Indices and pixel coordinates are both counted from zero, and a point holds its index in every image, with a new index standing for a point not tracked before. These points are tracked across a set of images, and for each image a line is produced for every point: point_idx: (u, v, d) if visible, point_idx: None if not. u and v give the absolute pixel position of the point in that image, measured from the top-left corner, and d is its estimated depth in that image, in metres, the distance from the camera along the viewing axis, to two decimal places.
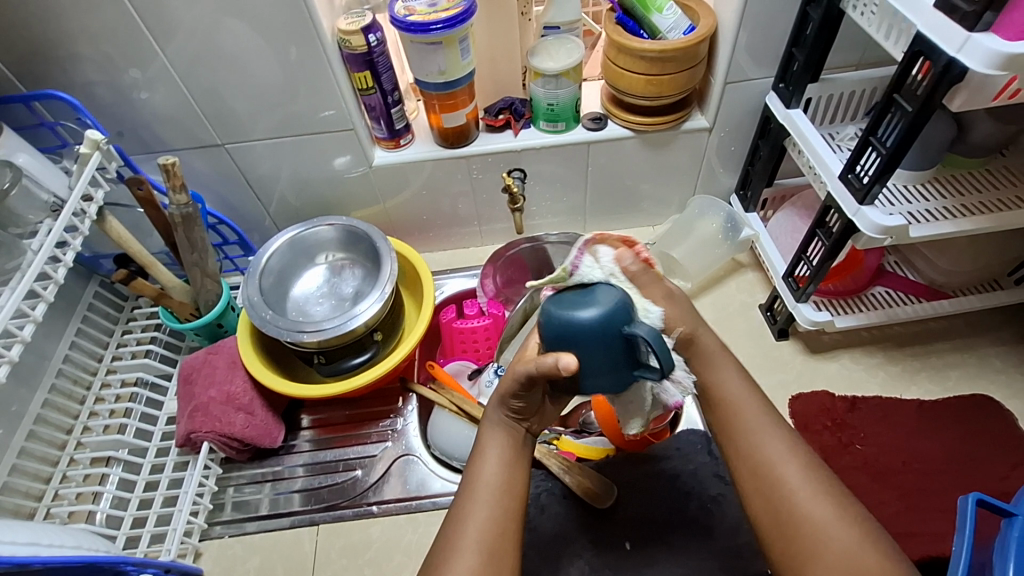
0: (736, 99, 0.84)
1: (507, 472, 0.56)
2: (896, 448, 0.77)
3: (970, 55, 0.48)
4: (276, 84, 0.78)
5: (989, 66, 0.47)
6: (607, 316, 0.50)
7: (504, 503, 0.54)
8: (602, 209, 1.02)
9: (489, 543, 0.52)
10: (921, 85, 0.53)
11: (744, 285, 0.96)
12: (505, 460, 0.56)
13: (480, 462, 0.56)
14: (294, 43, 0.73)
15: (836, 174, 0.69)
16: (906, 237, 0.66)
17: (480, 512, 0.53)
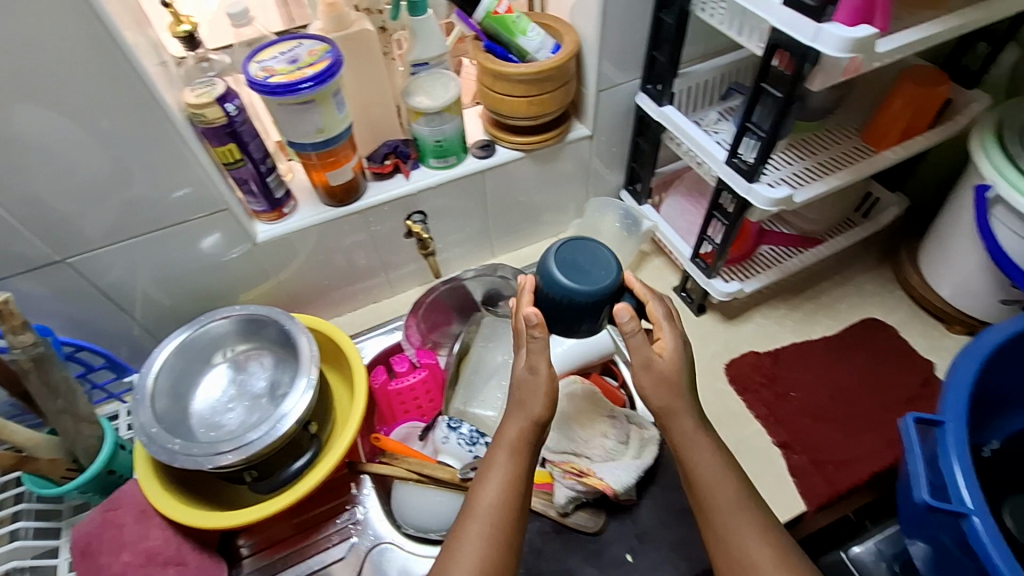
0: (609, 105, 0.88)
1: (508, 504, 0.56)
2: (822, 386, 0.86)
3: (824, 43, 0.53)
4: (116, 173, 0.65)
5: (841, 51, 0.53)
6: (586, 292, 0.58)
7: (503, 532, 0.55)
8: (506, 230, 1.01)
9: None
10: (785, 73, 0.59)
11: (654, 271, 1.01)
12: (509, 488, 0.57)
13: (483, 487, 0.57)
14: (129, 124, 0.62)
15: (722, 160, 0.74)
16: (792, 202, 0.73)
17: (476, 535, 0.55)
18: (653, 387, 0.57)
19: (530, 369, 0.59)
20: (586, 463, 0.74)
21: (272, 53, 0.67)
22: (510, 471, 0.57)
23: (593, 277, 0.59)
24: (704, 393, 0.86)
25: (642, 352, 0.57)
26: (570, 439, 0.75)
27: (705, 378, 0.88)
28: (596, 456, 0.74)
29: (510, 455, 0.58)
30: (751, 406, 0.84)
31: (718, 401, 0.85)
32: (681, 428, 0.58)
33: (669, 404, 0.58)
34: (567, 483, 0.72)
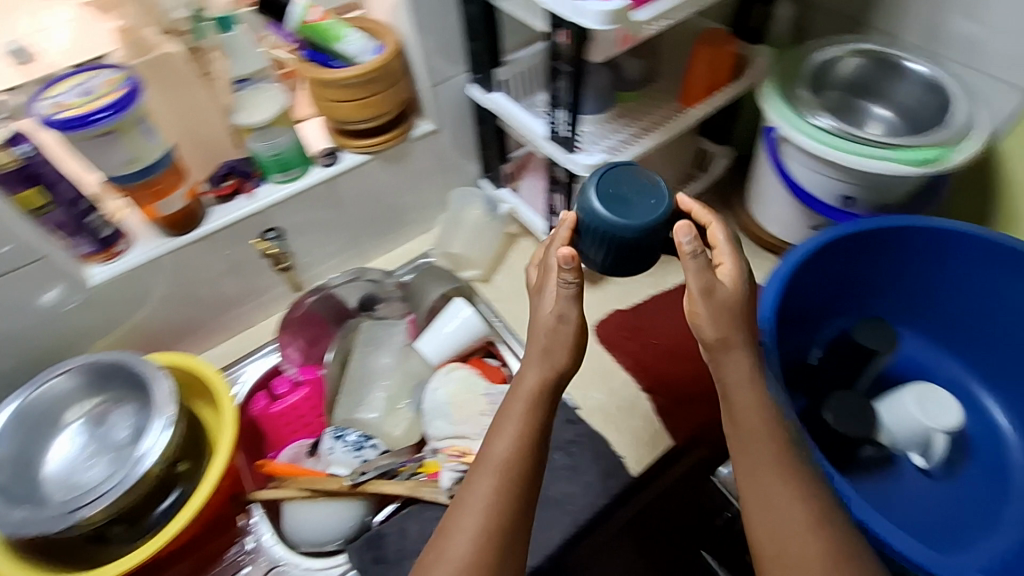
0: (446, 98, 0.90)
1: (519, 459, 0.58)
2: (683, 331, 0.93)
3: (587, 17, 0.57)
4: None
5: (603, 23, 0.56)
6: (627, 225, 0.63)
7: (514, 486, 0.57)
8: (374, 233, 1.01)
9: (486, 537, 0.55)
10: (569, 48, 0.63)
11: (523, 251, 1.05)
12: (520, 440, 0.59)
13: (495, 442, 0.59)
14: None
15: (543, 137, 0.78)
16: (612, 166, 0.77)
17: (484, 489, 0.57)
18: (711, 315, 0.56)
19: (553, 314, 0.60)
20: (466, 443, 0.78)
21: (64, 88, 0.65)
22: (523, 425, 0.60)
23: (635, 211, 0.64)
24: None
25: (705, 274, 0.57)
26: (450, 424, 0.80)
27: None
28: (475, 435, 0.79)
29: (525, 409, 0.60)
30: (620, 359, 0.90)
31: (592, 361, 0.91)
32: (737, 382, 0.57)
33: (724, 337, 0.56)
34: (452, 466, 0.77)
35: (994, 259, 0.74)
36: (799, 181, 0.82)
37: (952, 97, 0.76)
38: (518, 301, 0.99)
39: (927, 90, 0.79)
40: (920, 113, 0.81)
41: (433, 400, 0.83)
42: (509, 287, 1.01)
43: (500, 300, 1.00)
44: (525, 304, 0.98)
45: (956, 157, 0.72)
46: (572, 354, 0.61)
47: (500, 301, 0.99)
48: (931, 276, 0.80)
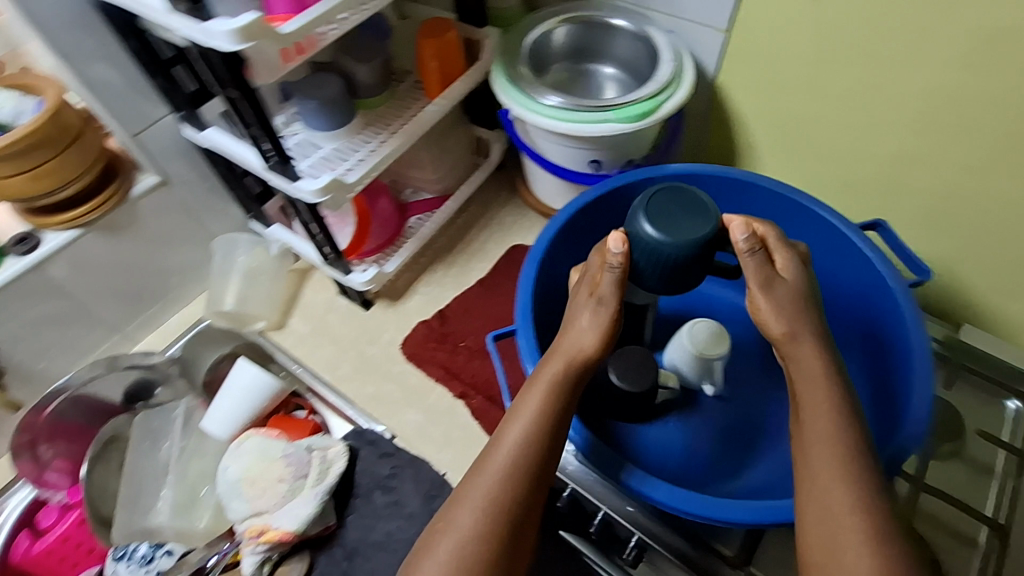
0: (159, 146, 0.79)
1: (529, 448, 0.55)
2: (491, 324, 0.91)
3: (218, 39, 0.51)
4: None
5: (237, 42, 0.51)
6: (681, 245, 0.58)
7: (528, 471, 0.55)
8: (131, 310, 0.89)
9: (491, 516, 0.52)
10: (220, 69, 0.56)
11: (319, 285, 0.95)
12: (539, 420, 0.56)
13: (513, 422, 0.57)
14: None
15: (262, 167, 0.71)
16: (346, 185, 0.72)
17: (496, 466, 0.54)
18: (774, 308, 0.56)
19: (591, 311, 0.59)
20: (266, 518, 0.71)
21: None
22: (543, 404, 0.57)
23: (684, 229, 0.58)
24: (389, 384, 0.86)
25: (763, 276, 0.57)
26: (246, 502, 0.72)
27: (386, 368, 0.87)
28: (273, 506, 0.71)
29: (546, 395, 0.57)
30: (429, 371, 0.86)
31: (402, 384, 0.86)
32: (804, 367, 0.54)
33: (790, 329, 0.56)
34: (251, 550, 0.70)
35: (722, 194, 0.77)
36: (550, 156, 0.83)
37: (656, 45, 0.79)
38: (320, 342, 0.90)
39: (635, 41, 0.82)
40: (636, 65, 0.85)
41: (226, 480, 0.74)
42: (308, 329, 0.91)
43: (300, 346, 0.90)
44: (325, 342, 0.90)
45: (668, 104, 0.76)
46: (600, 338, 0.58)
47: (299, 347, 0.90)
48: (749, 224, 0.79)
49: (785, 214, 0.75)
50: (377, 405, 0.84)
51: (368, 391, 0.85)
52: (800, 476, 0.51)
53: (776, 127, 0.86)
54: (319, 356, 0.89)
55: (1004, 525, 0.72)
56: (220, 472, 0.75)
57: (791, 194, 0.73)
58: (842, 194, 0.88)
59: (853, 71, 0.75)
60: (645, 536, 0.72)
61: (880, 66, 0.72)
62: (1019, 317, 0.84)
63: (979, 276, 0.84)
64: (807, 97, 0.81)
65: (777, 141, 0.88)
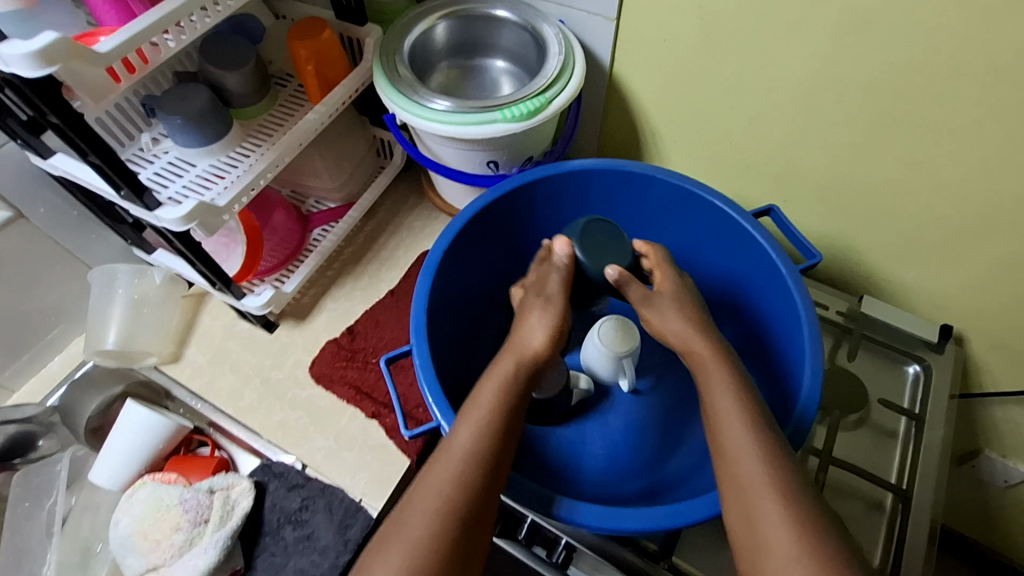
0: (4, 178, 0.71)
1: (485, 443, 0.54)
2: (404, 336, 0.88)
3: (17, 65, 0.46)
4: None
5: (39, 68, 0.46)
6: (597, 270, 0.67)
7: (482, 471, 0.53)
8: (1, 356, 0.81)
9: (443, 518, 0.50)
10: (31, 97, 0.50)
11: (217, 309, 0.90)
12: (490, 421, 0.55)
13: (464, 422, 0.56)
14: None
15: (117, 195, 0.64)
16: (216, 209, 0.67)
17: (449, 467, 0.53)
18: (660, 317, 0.65)
19: (534, 316, 0.64)
20: (163, 571, 0.67)
21: None
22: (495, 404, 0.57)
23: (605, 262, 0.68)
24: (297, 410, 0.81)
25: (644, 298, 0.67)
26: (140, 556, 0.68)
27: (292, 393, 0.82)
28: (170, 558, 0.67)
29: (499, 392, 0.58)
30: (339, 393, 0.82)
31: (312, 408, 0.81)
32: (712, 366, 0.59)
33: (684, 340, 0.63)
34: None
35: (615, 185, 0.76)
36: (445, 159, 0.80)
37: (541, 36, 0.77)
38: (220, 370, 0.84)
39: (521, 32, 0.79)
40: (524, 56, 0.82)
41: (116, 534, 0.69)
42: (208, 359, 0.85)
43: (196, 380, 0.83)
44: (226, 370, 0.84)
45: (557, 100, 0.73)
46: (547, 338, 0.62)
47: (197, 380, 0.83)
48: (641, 217, 0.79)
49: (677, 204, 0.75)
50: (283, 435, 0.79)
51: (276, 419, 0.80)
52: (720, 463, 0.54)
53: (676, 113, 0.85)
54: (221, 386, 0.83)
55: (906, 489, 0.74)
56: (111, 525, 0.70)
57: (682, 180, 0.73)
58: (743, 175, 0.88)
59: (728, 54, 0.75)
60: (572, 538, 0.71)
61: (759, 49, 0.72)
62: (915, 285, 0.86)
63: (875, 248, 0.85)
64: (693, 82, 0.80)
65: (672, 126, 0.87)
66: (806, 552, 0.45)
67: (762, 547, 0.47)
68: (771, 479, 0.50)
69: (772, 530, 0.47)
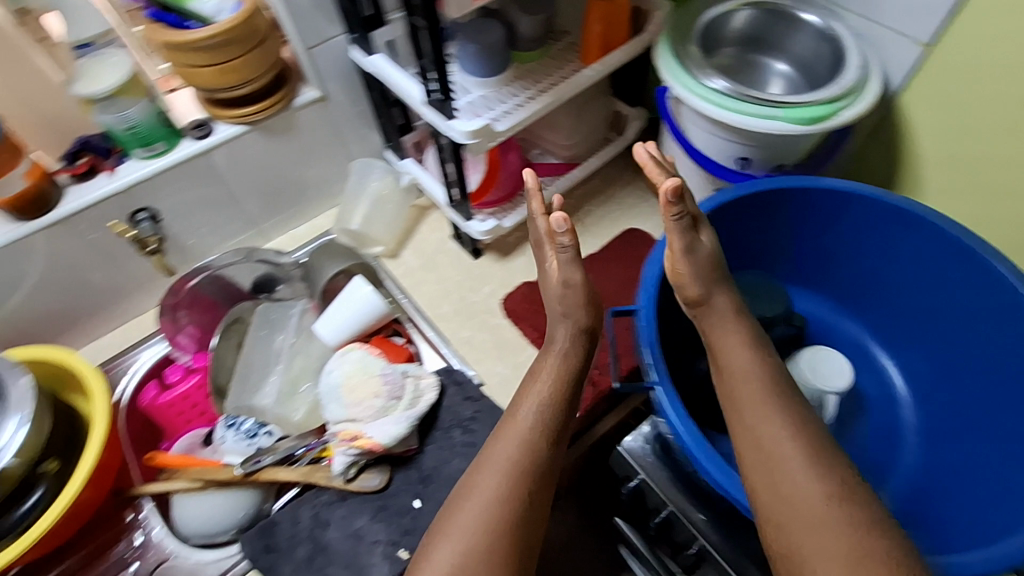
0: (328, 63, 0.84)
1: (541, 417, 0.63)
2: (590, 299, 0.91)
3: None
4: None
5: None
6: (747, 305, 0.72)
7: (533, 443, 0.61)
8: (269, 211, 0.96)
9: (507, 480, 0.59)
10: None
11: (434, 224, 1.01)
12: (543, 399, 0.64)
13: (524, 401, 0.64)
14: None
15: (421, 100, 0.73)
16: (496, 133, 0.73)
17: (510, 443, 0.61)
18: (694, 272, 0.62)
19: (564, 283, 0.70)
20: (359, 426, 0.75)
21: None
22: (551, 385, 0.65)
23: (756, 302, 0.72)
24: (482, 332, 0.88)
25: (687, 245, 0.61)
26: (343, 406, 0.77)
27: (484, 316, 0.90)
28: (368, 417, 0.75)
29: (552, 377, 0.66)
30: (525, 331, 0.88)
31: (496, 336, 0.88)
32: (732, 357, 0.59)
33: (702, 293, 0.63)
34: (341, 450, 0.74)
35: (886, 221, 0.72)
36: (697, 146, 0.80)
37: (843, 47, 0.73)
38: (426, 278, 0.95)
39: (818, 40, 0.76)
40: (812, 65, 0.78)
41: (329, 380, 0.79)
42: (418, 263, 0.96)
43: (408, 277, 0.95)
44: (431, 279, 0.94)
45: (844, 113, 0.70)
46: (580, 327, 0.70)
47: (407, 278, 0.95)
48: (892, 259, 0.74)
49: (945, 257, 0.69)
50: (468, 349, 0.87)
51: (464, 335, 0.88)
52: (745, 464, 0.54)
53: (955, 158, 0.78)
54: (425, 291, 0.93)
55: None
56: (324, 374, 0.80)
57: (960, 233, 0.66)
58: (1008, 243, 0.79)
59: None
60: (708, 545, 0.68)
61: None
62: None
63: None
64: (1000, 131, 0.72)
65: (944, 175, 0.80)
66: (830, 501, 0.49)
67: (786, 506, 0.50)
68: (792, 448, 0.52)
69: (795, 483, 0.51)
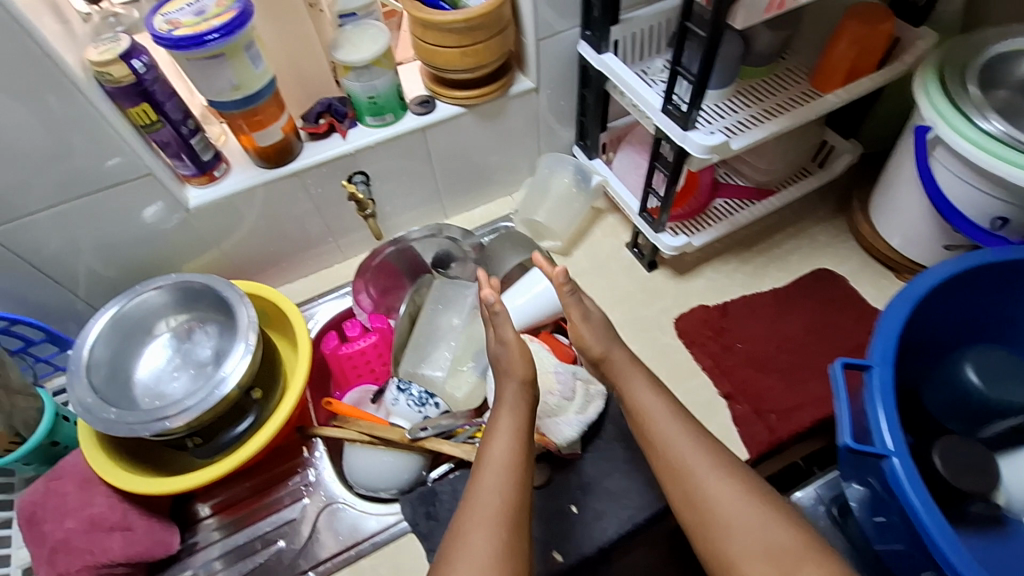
0: (553, 55, 0.84)
1: (513, 453, 0.62)
2: (769, 336, 0.86)
3: None
4: (37, 131, 0.62)
5: None
6: (992, 386, 0.65)
7: (516, 483, 0.60)
8: (455, 189, 0.99)
9: (502, 524, 0.56)
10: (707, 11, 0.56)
11: (608, 229, 0.99)
12: (513, 442, 0.63)
13: (495, 442, 0.63)
14: (50, 99, 0.61)
15: (658, 107, 0.71)
16: (730, 151, 0.69)
17: (495, 483, 0.59)
18: (591, 334, 0.71)
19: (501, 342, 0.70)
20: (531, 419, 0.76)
21: (180, 5, 0.63)
22: (515, 426, 0.65)
23: (1004, 385, 0.65)
24: (651, 349, 0.86)
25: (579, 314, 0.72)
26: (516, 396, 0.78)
27: (654, 333, 0.88)
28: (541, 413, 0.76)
29: (513, 424, 0.65)
30: (698, 357, 0.85)
31: (666, 356, 0.85)
32: (663, 427, 0.63)
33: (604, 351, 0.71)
34: None
35: None
36: (942, 195, 0.72)
37: None
38: (596, 282, 0.94)
39: None
40: None
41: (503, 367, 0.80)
42: (590, 266, 0.96)
43: (578, 277, 0.95)
44: (602, 284, 0.93)
45: None
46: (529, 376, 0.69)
47: (578, 279, 0.94)
48: None
49: None
50: None
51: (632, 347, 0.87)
52: (708, 522, 0.57)
53: None
54: (595, 295, 0.92)
55: None
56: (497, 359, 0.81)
57: None
58: None
59: None
60: None
61: None
62: None
63: None
64: None
65: None
66: (796, 543, 0.54)
67: (731, 547, 0.55)
68: (750, 504, 0.57)
69: (722, 510, 0.57)
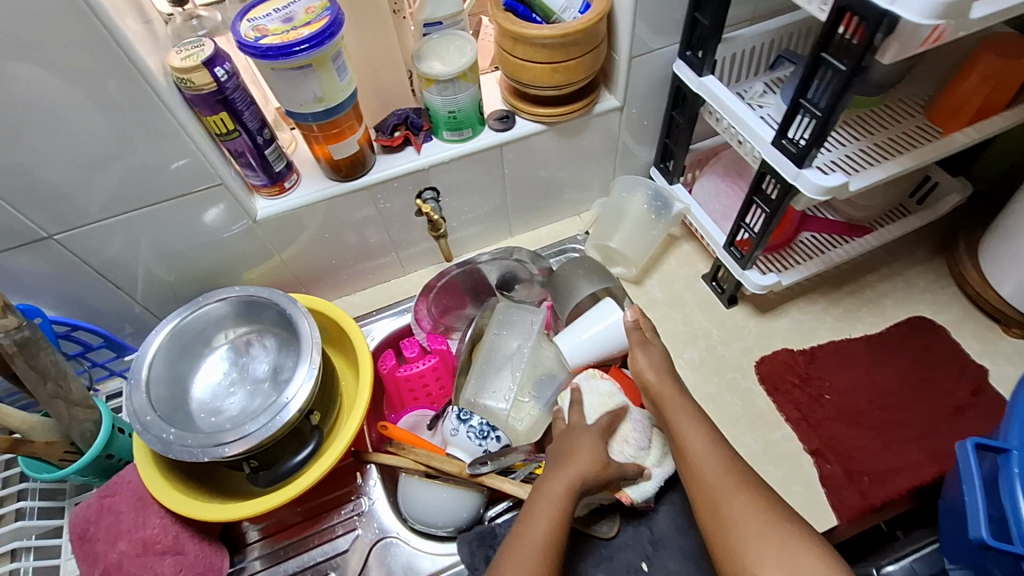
0: (644, 73, 0.78)
1: (547, 540, 0.59)
2: (859, 390, 0.79)
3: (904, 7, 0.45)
4: (112, 137, 0.60)
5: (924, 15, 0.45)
6: None
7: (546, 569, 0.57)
8: (523, 207, 0.94)
9: None
10: (851, 44, 0.50)
11: (683, 257, 0.93)
12: (552, 523, 0.60)
13: (531, 525, 0.60)
14: (128, 104, 0.58)
15: (767, 140, 0.65)
16: (847, 193, 0.63)
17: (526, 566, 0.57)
18: (649, 363, 0.70)
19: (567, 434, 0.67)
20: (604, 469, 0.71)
21: (267, 10, 0.59)
22: (557, 509, 0.60)
23: None
24: (730, 393, 0.80)
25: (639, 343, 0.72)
26: None
27: (732, 376, 0.82)
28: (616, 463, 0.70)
29: (559, 501, 0.61)
30: (782, 407, 0.78)
31: (746, 401, 0.79)
32: (707, 470, 0.60)
33: (661, 385, 0.68)
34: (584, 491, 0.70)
35: None
36: None
37: None
38: (669, 315, 0.88)
39: None
40: None
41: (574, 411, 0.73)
42: (663, 296, 0.90)
43: (651, 308, 0.89)
44: (676, 318, 0.88)
45: None
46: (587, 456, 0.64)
47: (650, 310, 0.89)
48: None
49: None
50: (712, 407, 0.79)
51: (709, 390, 0.81)
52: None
53: None
54: (668, 329, 0.87)
55: None
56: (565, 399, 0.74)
57: None
58: None
59: None
60: None
61: None
62: None
63: None
64: None
65: None
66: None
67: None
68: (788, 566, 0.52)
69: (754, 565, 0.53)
